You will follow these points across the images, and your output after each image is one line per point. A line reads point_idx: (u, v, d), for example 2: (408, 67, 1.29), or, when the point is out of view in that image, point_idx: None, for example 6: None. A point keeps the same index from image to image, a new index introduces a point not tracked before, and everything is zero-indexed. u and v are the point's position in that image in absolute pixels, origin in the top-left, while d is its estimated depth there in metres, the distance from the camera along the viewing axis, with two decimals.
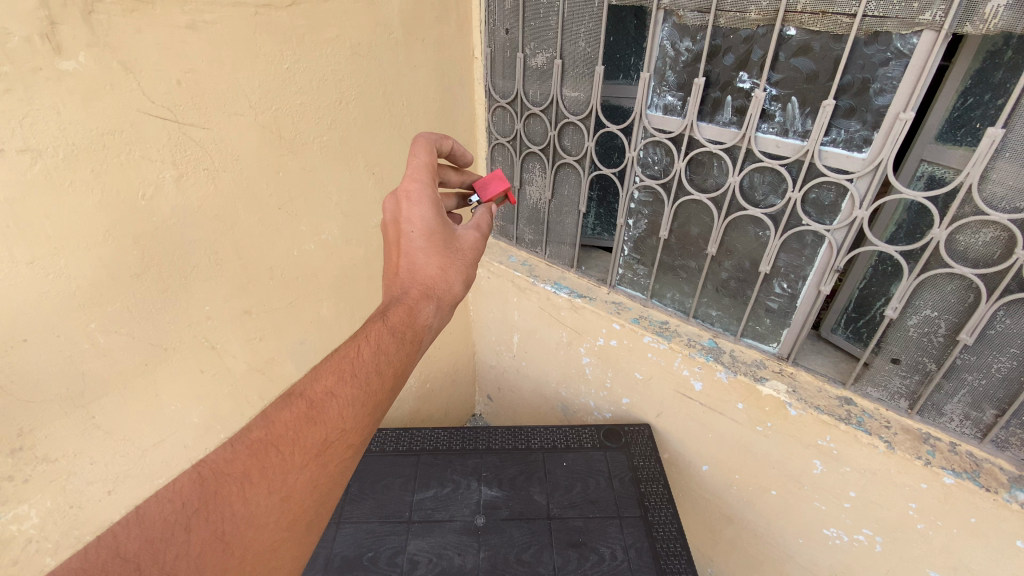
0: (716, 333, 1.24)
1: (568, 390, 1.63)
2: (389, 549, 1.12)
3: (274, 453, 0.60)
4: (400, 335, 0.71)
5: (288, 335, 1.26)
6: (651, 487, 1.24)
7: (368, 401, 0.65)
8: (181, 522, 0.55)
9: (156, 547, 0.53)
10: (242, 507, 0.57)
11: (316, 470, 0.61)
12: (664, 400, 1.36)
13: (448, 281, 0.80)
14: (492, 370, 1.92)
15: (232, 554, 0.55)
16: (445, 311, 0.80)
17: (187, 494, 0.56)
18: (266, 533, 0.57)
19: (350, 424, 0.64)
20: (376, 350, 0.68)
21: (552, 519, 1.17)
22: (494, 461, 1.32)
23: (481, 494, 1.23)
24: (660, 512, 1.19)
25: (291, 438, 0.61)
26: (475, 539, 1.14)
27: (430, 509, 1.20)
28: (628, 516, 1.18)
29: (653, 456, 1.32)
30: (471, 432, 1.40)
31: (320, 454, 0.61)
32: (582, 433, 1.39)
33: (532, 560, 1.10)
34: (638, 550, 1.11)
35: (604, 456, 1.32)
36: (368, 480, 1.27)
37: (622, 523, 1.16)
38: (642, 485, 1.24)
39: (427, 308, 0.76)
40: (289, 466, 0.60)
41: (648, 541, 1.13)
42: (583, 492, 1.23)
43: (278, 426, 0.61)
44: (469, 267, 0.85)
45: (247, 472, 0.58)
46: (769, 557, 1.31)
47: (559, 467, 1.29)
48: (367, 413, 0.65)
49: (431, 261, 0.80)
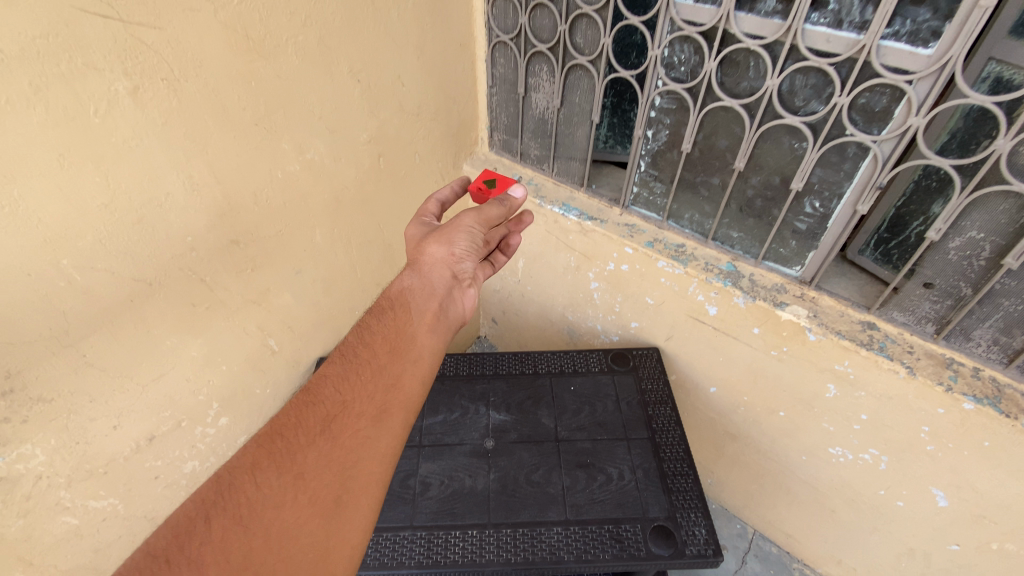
0: (735, 256, 1.15)
1: (578, 314, 1.53)
2: (401, 473, 1.13)
3: (279, 439, 0.63)
4: (380, 309, 0.80)
5: (282, 266, 1.15)
6: (659, 410, 1.23)
7: (361, 372, 0.71)
8: (202, 516, 0.55)
9: (182, 540, 0.53)
10: (257, 491, 0.58)
11: (325, 442, 0.64)
12: (674, 326, 1.28)
13: (428, 253, 0.85)
14: (497, 295, 1.78)
15: (255, 534, 0.56)
16: (429, 274, 0.84)
17: (205, 492, 0.57)
18: (288, 510, 0.58)
19: (348, 395, 0.68)
20: (361, 328, 0.77)
21: (560, 441, 1.18)
22: (503, 386, 1.30)
23: (489, 419, 1.23)
24: (668, 434, 1.18)
25: (295, 422, 0.65)
26: (485, 461, 1.15)
27: (440, 434, 1.20)
28: (635, 438, 1.18)
29: (664, 378, 1.29)
30: (480, 356, 1.37)
31: (325, 429, 0.65)
32: (589, 357, 1.36)
33: (542, 480, 1.11)
34: (646, 471, 1.12)
35: (612, 381, 1.29)
36: None
37: (629, 445, 1.17)
38: (650, 408, 1.24)
39: (403, 277, 0.84)
40: (297, 446, 0.63)
41: (657, 460, 1.14)
42: (591, 417, 1.22)
43: (280, 417, 0.66)
44: (457, 240, 0.86)
45: (256, 460, 0.61)
46: (770, 469, 1.35)
47: (567, 391, 1.28)
48: (364, 383, 0.70)
49: (411, 247, 0.89)
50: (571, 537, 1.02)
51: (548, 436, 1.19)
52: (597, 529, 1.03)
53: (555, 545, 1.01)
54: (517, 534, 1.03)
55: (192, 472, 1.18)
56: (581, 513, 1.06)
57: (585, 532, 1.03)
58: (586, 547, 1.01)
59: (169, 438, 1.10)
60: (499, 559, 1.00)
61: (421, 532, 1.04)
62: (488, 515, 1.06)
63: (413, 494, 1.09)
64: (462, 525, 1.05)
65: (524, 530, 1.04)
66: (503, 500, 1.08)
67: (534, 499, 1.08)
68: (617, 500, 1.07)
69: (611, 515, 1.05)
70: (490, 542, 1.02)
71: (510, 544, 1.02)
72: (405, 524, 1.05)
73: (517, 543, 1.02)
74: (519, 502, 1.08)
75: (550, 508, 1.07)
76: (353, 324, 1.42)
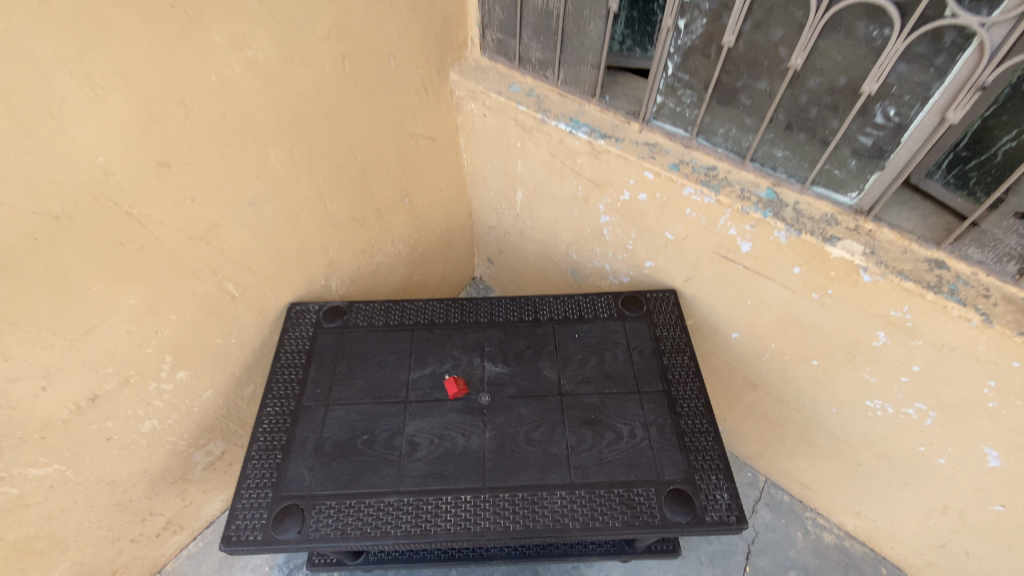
0: (777, 181, 0.96)
1: (586, 251, 1.30)
2: (384, 431, 0.97)
3: None
4: None
5: (231, 197, 0.95)
6: (675, 360, 1.05)
7: None
8: None
9: None
10: None
11: None
12: (706, 262, 1.07)
13: None
14: (493, 232, 1.57)
15: None
16: None
17: None
18: None
19: None
20: None
21: (564, 396, 1.00)
22: (499, 335, 1.10)
23: (484, 371, 1.05)
24: (685, 386, 1.01)
25: None
26: (479, 418, 0.99)
27: (429, 388, 1.03)
28: (646, 391, 1.00)
29: (681, 324, 1.10)
30: (471, 301, 1.16)
31: None
32: (596, 301, 1.14)
33: (543, 439, 0.96)
34: (659, 426, 0.96)
35: (623, 327, 1.10)
36: (357, 357, 1.07)
37: (640, 399, 0.99)
38: (665, 357, 1.05)
39: None
40: None
41: (673, 415, 0.98)
42: (601, 368, 1.04)
43: None
44: None
45: None
46: (792, 420, 1.23)
47: (571, 340, 1.08)
48: None
49: None
50: (576, 503, 0.89)
51: (551, 391, 1.01)
52: (606, 494, 0.89)
53: (558, 511, 0.88)
54: (516, 500, 0.90)
55: (152, 432, 1.06)
56: (587, 475, 0.91)
57: (591, 497, 0.89)
58: (592, 513, 0.88)
59: (116, 396, 0.96)
60: (496, 526, 0.87)
61: (408, 498, 0.90)
62: (483, 478, 0.92)
63: (399, 455, 0.95)
64: (454, 490, 0.91)
65: (524, 495, 0.90)
66: (499, 461, 0.93)
67: (535, 460, 0.93)
68: (628, 462, 0.92)
69: (621, 479, 0.91)
70: (486, 508, 0.89)
71: (508, 510, 0.89)
72: (390, 489, 0.91)
73: (516, 509, 0.89)
74: (518, 463, 0.93)
75: (553, 469, 0.92)
76: (329, 264, 1.21)
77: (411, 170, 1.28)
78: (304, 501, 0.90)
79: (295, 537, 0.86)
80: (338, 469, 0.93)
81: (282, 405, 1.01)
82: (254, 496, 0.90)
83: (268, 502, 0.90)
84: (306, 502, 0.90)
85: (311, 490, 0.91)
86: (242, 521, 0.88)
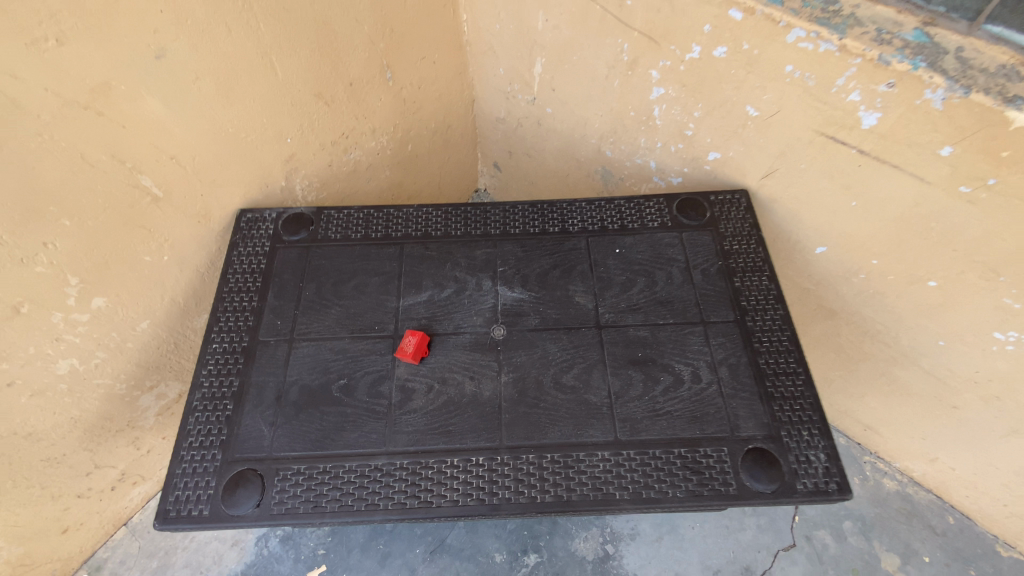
0: (932, 18, 0.65)
1: (626, 142, 1.00)
2: (367, 375, 0.73)
3: None
4: None
5: (125, 43, 0.64)
6: (749, 282, 0.79)
7: None
8: None
9: None
10: None
11: None
12: (803, 146, 0.78)
13: None
14: (500, 129, 1.25)
15: None
16: None
17: None
18: None
19: None
20: None
21: (603, 328, 0.74)
22: (515, 252, 0.82)
23: (498, 298, 0.78)
24: (762, 316, 0.76)
25: None
26: (493, 358, 0.74)
27: (426, 320, 0.77)
28: (712, 322, 0.75)
29: (756, 236, 0.83)
30: (475, 206, 0.87)
31: None
32: (643, 206, 0.86)
33: (578, 385, 0.71)
34: (732, 368, 0.72)
35: (681, 240, 0.82)
36: (330, 281, 0.80)
37: (706, 332, 0.74)
38: (737, 278, 0.79)
39: None
40: None
41: (748, 353, 0.73)
42: (653, 293, 0.77)
43: None
44: None
45: None
46: (873, 356, 1.00)
47: (611, 256, 0.81)
48: None
49: None
50: (625, 467, 0.66)
51: (588, 323, 0.75)
52: (664, 456, 0.66)
53: (599, 478, 0.65)
54: (543, 463, 0.67)
55: (72, 374, 0.82)
56: (637, 432, 0.68)
57: (644, 460, 0.66)
58: (646, 480, 0.65)
59: (5, 331, 0.71)
60: (520, 497, 0.64)
61: (402, 461, 0.67)
62: (499, 435, 0.68)
63: (388, 406, 0.70)
64: (463, 450, 0.68)
65: (553, 457, 0.67)
66: (521, 414, 0.70)
67: (568, 412, 0.69)
68: (691, 413, 0.69)
69: (683, 436, 0.67)
70: (505, 474, 0.66)
71: (534, 477, 0.66)
72: (377, 450, 0.68)
73: (544, 475, 0.66)
74: (545, 416, 0.69)
75: (591, 423, 0.68)
76: (289, 159, 0.91)
77: (392, 29, 0.95)
78: (264, 465, 0.67)
79: (255, 512, 0.64)
80: (306, 423, 0.70)
81: (231, 341, 0.75)
82: (198, 459, 0.67)
83: (216, 467, 0.67)
84: (267, 467, 0.67)
85: (274, 451, 0.68)
86: (183, 492, 0.66)
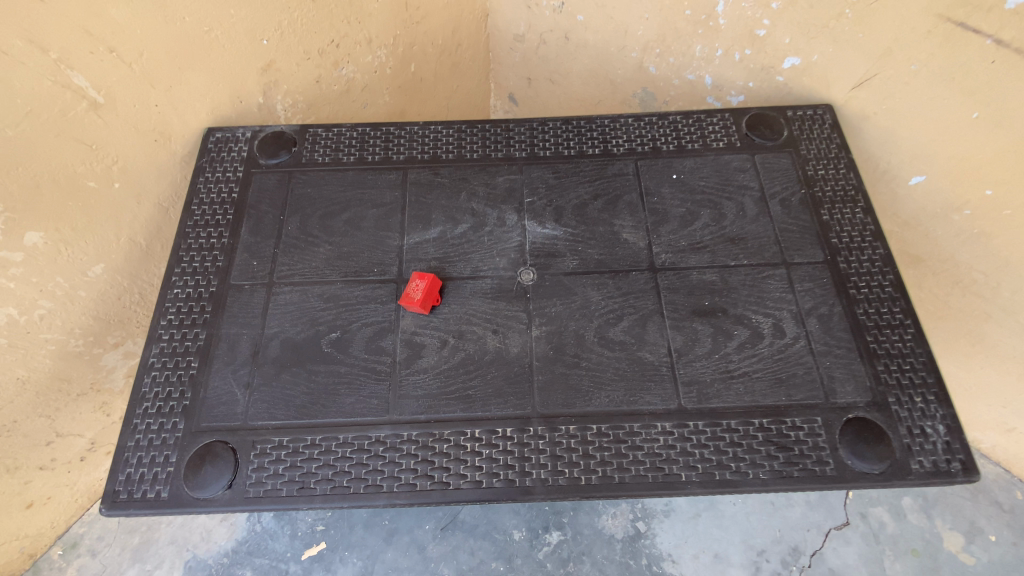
0: None
1: (676, 52, 0.83)
2: (363, 328, 0.58)
3: None
4: None
5: None
6: (839, 215, 0.63)
7: None
8: None
9: None
10: None
11: None
12: (918, 39, 0.63)
13: None
14: (518, 50, 1.04)
15: None
16: None
17: None
18: None
19: None
20: None
21: (659, 271, 0.59)
22: (546, 178, 0.65)
23: (527, 233, 0.62)
24: (857, 256, 0.61)
25: None
26: (522, 308, 0.58)
27: (437, 261, 0.61)
28: (795, 265, 0.60)
29: (846, 159, 0.67)
30: (494, 123, 0.70)
31: None
32: (704, 123, 0.69)
33: (629, 340, 0.56)
34: (824, 321, 0.57)
35: (753, 164, 0.66)
36: (317, 212, 0.65)
37: (789, 276, 0.59)
38: (823, 209, 0.63)
39: None
40: None
41: (842, 301, 0.58)
42: (720, 229, 0.62)
43: None
44: None
45: None
46: (959, 313, 0.80)
47: (666, 182, 0.65)
48: None
49: None
50: (694, 442, 0.51)
51: (640, 266, 0.60)
52: (742, 429, 0.52)
53: (661, 455, 0.51)
54: (588, 437, 0.52)
55: (10, 327, 0.66)
56: (707, 399, 0.53)
57: (717, 433, 0.52)
58: (720, 459, 0.51)
59: None
60: (559, 478, 0.50)
61: (409, 433, 0.53)
62: (530, 401, 0.54)
63: (391, 365, 0.56)
64: (486, 420, 0.53)
65: (601, 429, 0.52)
66: (558, 376, 0.55)
67: (618, 374, 0.54)
68: (775, 375, 0.54)
69: (765, 404, 0.53)
70: (540, 450, 0.52)
71: (576, 454, 0.51)
72: (377, 419, 0.53)
73: (589, 452, 0.51)
74: (589, 378, 0.54)
75: (646, 387, 0.54)
76: (266, 68, 0.74)
77: None
78: (238, 437, 0.53)
79: (226, 496, 0.51)
80: (288, 386, 0.55)
81: (196, 285, 0.61)
82: (155, 430, 0.54)
83: (178, 439, 0.53)
84: (241, 440, 0.53)
85: (249, 420, 0.54)
86: (138, 469, 0.52)
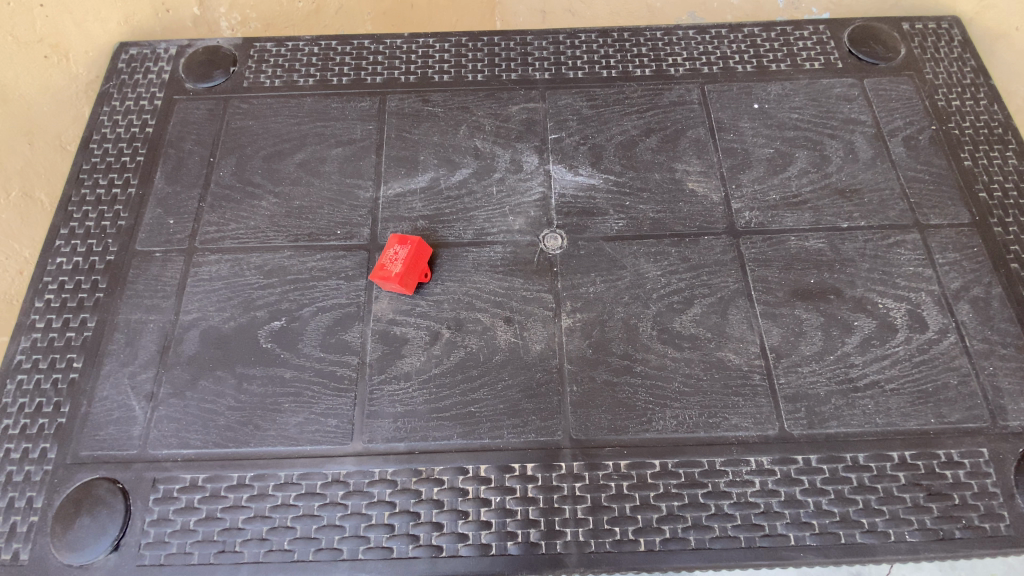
0: None
1: None
2: (319, 315, 0.40)
3: None
4: None
5: None
6: (984, 161, 0.45)
7: None
8: None
9: None
10: None
11: None
12: None
13: None
14: None
15: None
16: None
17: None
18: None
19: None
20: None
21: (743, 236, 0.42)
22: (578, 107, 0.47)
23: (552, 182, 0.44)
24: (1016, 217, 0.43)
25: None
26: (548, 286, 0.41)
27: (429, 219, 0.43)
28: (933, 228, 0.42)
29: (987, 88, 0.49)
30: (506, 35, 0.51)
31: None
32: (793, 36, 0.51)
33: (704, 334, 0.39)
34: (980, 308, 0.40)
35: (861, 91, 0.48)
36: (262, 152, 0.47)
37: (924, 243, 0.42)
38: (962, 152, 0.45)
39: None
40: None
41: (1000, 279, 0.41)
42: (824, 177, 0.44)
43: None
44: None
45: None
46: None
47: (745, 113, 0.47)
48: None
49: None
50: (805, 487, 0.35)
51: (714, 227, 0.42)
52: (875, 467, 0.35)
53: (757, 507, 0.34)
54: (646, 480, 0.35)
55: None
56: (822, 422, 0.36)
57: (840, 473, 0.35)
58: (847, 512, 0.34)
59: None
60: (603, 542, 0.34)
61: (383, 471, 0.36)
62: (561, 423, 0.37)
63: (359, 368, 0.39)
64: (496, 452, 0.36)
65: (665, 467, 0.35)
66: (600, 387, 0.37)
67: (689, 385, 0.37)
68: (919, 388, 0.37)
69: (908, 429, 0.36)
70: (576, 500, 0.35)
71: (631, 504, 0.35)
72: (337, 450, 0.36)
73: (649, 501, 0.35)
74: (646, 392, 0.37)
75: (733, 404, 0.37)
76: None
77: None
78: (132, 474, 0.36)
79: (111, 562, 0.34)
80: (210, 398, 0.38)
81: (89, 252, 0.43)
82: (15, 462, 0.37)
83: (46, 476, 0.36)
84: (137, 478, 0.36)
85: (149, 449, 0.37)
86: None
